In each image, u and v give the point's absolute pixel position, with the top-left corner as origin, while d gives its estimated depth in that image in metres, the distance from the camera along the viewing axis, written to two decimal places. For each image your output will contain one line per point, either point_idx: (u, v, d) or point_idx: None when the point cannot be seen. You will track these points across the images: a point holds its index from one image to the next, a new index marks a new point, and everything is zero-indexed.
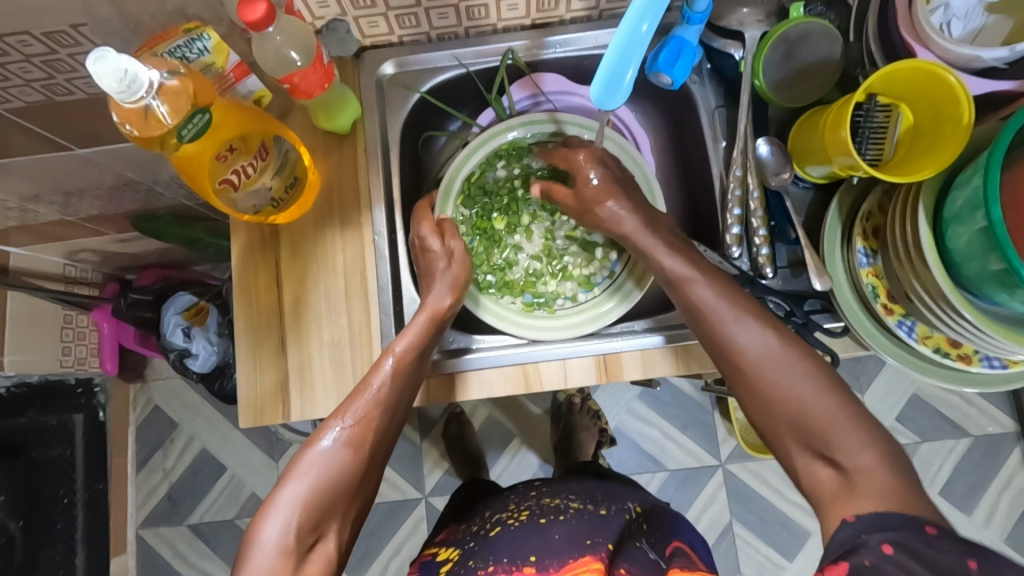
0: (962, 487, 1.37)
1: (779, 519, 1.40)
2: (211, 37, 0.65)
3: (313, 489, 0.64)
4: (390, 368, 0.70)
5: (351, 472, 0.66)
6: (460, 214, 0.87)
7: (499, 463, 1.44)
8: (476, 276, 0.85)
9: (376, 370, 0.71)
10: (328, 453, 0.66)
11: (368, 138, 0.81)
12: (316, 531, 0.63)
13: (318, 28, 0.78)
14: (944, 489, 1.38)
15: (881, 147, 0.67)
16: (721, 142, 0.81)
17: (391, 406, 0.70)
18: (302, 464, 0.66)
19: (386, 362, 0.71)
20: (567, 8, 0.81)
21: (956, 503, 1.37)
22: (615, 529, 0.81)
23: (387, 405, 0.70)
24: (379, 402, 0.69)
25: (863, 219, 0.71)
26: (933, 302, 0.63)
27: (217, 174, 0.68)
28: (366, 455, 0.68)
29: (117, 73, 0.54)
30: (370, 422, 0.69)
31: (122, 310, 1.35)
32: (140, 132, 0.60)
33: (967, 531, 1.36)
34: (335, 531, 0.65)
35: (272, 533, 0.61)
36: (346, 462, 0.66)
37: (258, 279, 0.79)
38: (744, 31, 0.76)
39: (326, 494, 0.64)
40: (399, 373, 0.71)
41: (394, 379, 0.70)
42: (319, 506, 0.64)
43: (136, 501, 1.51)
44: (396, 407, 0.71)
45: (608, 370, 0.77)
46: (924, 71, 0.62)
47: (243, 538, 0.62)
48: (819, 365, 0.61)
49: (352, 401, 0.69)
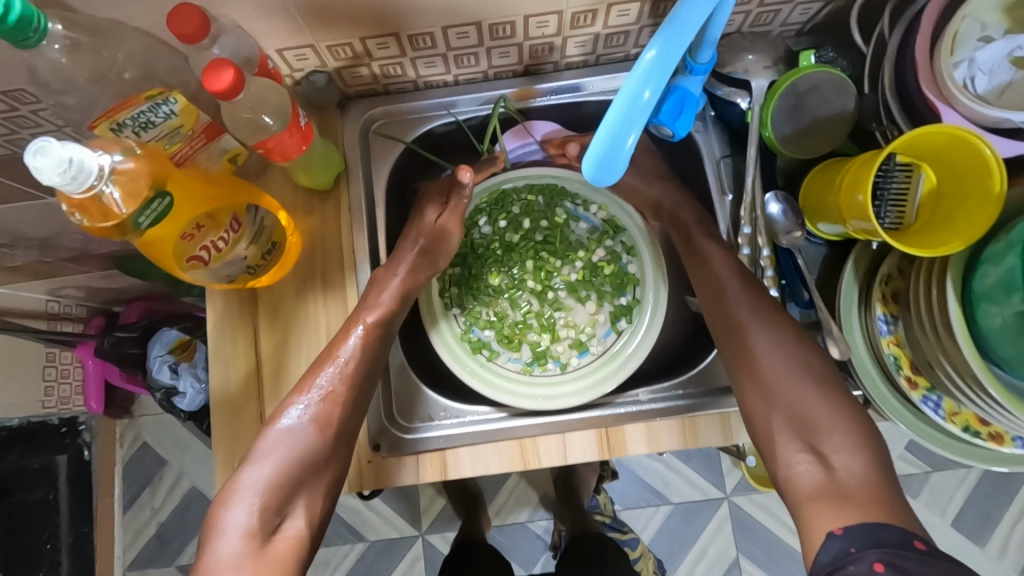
0: (975, 518, 1.32)
1: (787, 553, 1.34)
2: (177, 100, 0.60)
3: (278, 470, 0.62)
4: (361, 334, 0.69)
5: (320, 449, 0.64)
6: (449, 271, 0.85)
7: (496, 501, 1.37)
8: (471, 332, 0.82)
9: (343, 340, 0.68)
10: (292, 429, 0.64)
11: (351, 195, 0.76)
12: (282, 512, 0.61)
13: (296, 79, 0.74)
14: (956, 520, 1.32)
15: (901, 212, 0.62)
16: (727, 196, 0.77)
17: (358, 378, 0.68)
18: (262, 446, 0.63)
19: (358, 329, 0.69)
20: (561, 55, 0.76)
21: (969, 535, 1.32)
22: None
23: (357, 382, 0.68)
24: (345, 376, 0.67)
25: (882, 283, 0.66)
26: (961, 381, 0.58)
27: (184, 253, 0.61)
28: (336, 431, 0.66)
29: (62, 163, 0.48)
30: (337, 397, 0.66)
31: (105, 348, 1.24)
32: (90, 222, 0.54)
33: (979, 563, 1.31)
34: (303, 509, 0.62)
35: (236, 518, 0.59)
36: (314, 441, 0.64)
37: (235, 348, 0.74)
38: (750, 80, 0.71)
39: (292, 473, 0.62)
40: (369, 343, 0.69)
41: (364, 346, 0.69)
42: (284, 487, 0.61)
43: (123, 542, 1.43)
44: (366, 385, 0.69)
45: (611, 444, 0.71)
46: (960, 138, 0.56)
47: (205, 526, 0.60)
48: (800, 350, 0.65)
49: (317, 372, 0.67)
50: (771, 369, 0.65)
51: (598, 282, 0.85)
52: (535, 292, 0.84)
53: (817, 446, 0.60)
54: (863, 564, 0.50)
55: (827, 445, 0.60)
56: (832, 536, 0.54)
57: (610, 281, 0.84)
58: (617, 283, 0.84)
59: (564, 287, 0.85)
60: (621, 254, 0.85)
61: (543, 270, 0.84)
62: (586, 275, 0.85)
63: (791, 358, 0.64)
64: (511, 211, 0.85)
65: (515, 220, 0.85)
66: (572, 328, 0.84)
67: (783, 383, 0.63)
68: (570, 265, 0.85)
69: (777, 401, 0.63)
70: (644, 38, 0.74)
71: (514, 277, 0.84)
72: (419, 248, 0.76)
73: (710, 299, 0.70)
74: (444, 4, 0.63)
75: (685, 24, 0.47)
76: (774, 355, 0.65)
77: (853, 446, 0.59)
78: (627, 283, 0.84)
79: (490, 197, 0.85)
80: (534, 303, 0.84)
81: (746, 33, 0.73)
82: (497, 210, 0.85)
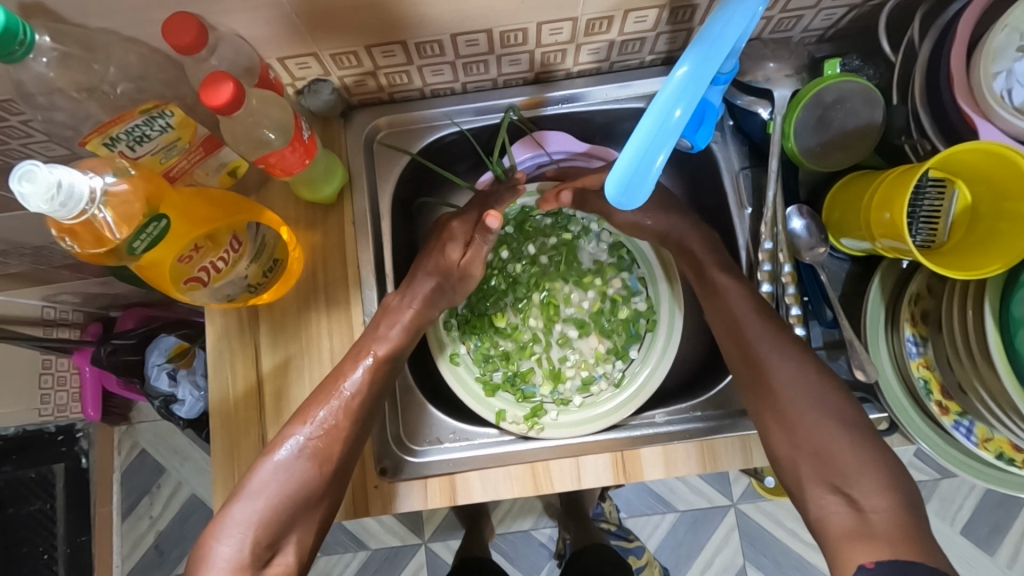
0: (984, 526, 1.28)
1: (795, 563, 1.30)
2: (174, 113, 0.57)
3: (272, 504, 0.59)
4: (369, 366, 0.66)
5: (316, 485, 0.62)
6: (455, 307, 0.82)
7: (500, 507, 1.33)
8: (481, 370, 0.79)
9: (348, 373, 0.65)
10: (287, 462, 0.61)
11: (356, 208, 0.73)
12: (272, 546, 0.59)
13: (299, 88, 0.71)
14: (965, 528, 1.28)
15: (933, 231, 0.60)
16: (747, 209, 0.74)
17: (362, 411, 0.65)
18: (257, 478, 0.60)
19: (366, 362, 0.66)
20: (574, 62, 0.73)
21: (979, 543, 1.28)
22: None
23: (358, 415, 0.65)
24: (348, 410, 0.64)
25: (910, 303, 0.63)
26: (998, 409, 0.55)
27: (182, 275, 0.58)
28: (334, 467, 0.63)
29: (51, 188, 0.45)
30: (339, 432, 0.64)
31: (102, 358, 1.20)
32: (81, 247, 0.51)
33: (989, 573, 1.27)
34: (295, 543, 0.61)
35: (225, 552, 0.57)
36: (309, 476, 0.61)
37: (235, 368, 0.71)
38: (772, 90, 0.69)
39: (286, 509, 0.60)
40: (376, 376, 0.66)
41: (368, 379, 0.66)
42: (276, 523, 0.59)
43: (121, 551, 1.38)
44: (368, 417, 0.66)
45: (626, 469, 0.68)
46: (994, 153, 0.54)
47: (193, 554, 0.58)
48: (818, 369, 0.62)
49: (319, 404, 0.64)
50: (786, 392, 0.62)
51: (608, 319, 0.82)
52: (536, 331, 0.82)
53: (845, 488, 0.57)
54: None
55: (857, 488, 0.57)
56: (863, 569, 0.52)
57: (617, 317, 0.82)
58: (625, 329, 0.81)
59: (577, 316, 0.82)
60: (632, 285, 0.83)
61: (550, 296, 0.82)
62: (597, 305, 0.83)
63: (811, 379, 0.62)
64: (517, 246, 0.83)
65: (518, 249, 0.83)
66: (577, 364, 0.81)
67: (802, 410, 0.61)
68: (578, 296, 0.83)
69: (790, 420, 0.61)
70: (661, 45, 0.71)
71: (522, 316, 0.82)
72: (433, 285, 0.73)
73: (724, 321, 0.68)
74: (457, 12, 0.60)
75: (718, 43, 0.45)
76: (792, 381, 0.62)
77: (881, 485, 0.56)
78: (641, 321, 0.81)
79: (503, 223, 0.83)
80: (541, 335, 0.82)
81: (766, 40, 0.70)
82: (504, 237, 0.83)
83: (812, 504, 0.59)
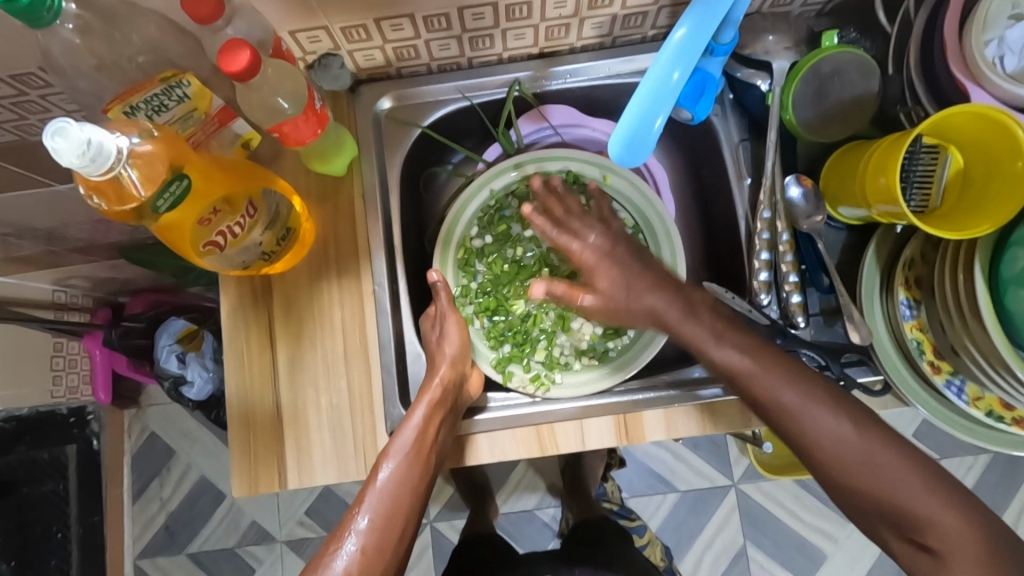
0: None
1: (795, 542, 1.33)
2: (191, 83, 0.60)
3: None
4: (388, 475, 0.63)
5: None
6: (464, 282, 0.81)
7: (504, 486, 1.36)
8: (494, 344, 0.78)
9: (374, 480, 0.63)
10: None
11: (365, 181, 0.76)
12: None
13: (309, 63, 0.73)
14: None
15: (927, 195, 0.62)
16: (746, 179, 0.75)
17: (392, 518, 0.62)
18: None
19: (389, 461, 0.64)
20: (578, 36, 0.75)
21: None
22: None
23: (392, 520, 0.62)
24: (383, 525, 0.61)
25: (905, 267, 0.65)
26: (988, 365, 0.57)
27: (200, 239, 0.60)
28: None
29: (81, 145, 0.48)
30: (376, 556, 0.60)
31: (114, 341, 1.24)
32: (110, 205, 0.54)
33: None
34: None
35: None
36: None
37: (250, 340, 0.73)
38: (772, 61, 0.70)
39: None
40: (401, 474, 0.63)
41: (393, 493, 0.63)
42: None
43: (133, 532, 1.42)
44: (404, 519, 0.63)
45: (628, 431, 0.70)
46: (982, 116, 0.56)
47: None
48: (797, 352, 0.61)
49: (400, 432, 0.64)
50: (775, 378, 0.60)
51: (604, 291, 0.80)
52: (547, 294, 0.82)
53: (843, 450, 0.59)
54: None
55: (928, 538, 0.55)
56: None
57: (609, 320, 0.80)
58: None
59: None
60: None
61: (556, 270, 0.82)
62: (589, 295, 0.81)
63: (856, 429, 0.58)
64: (512, 222, 0.83)
65: (514, 228, 0.83)
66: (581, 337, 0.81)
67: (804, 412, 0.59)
68: None
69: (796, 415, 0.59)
70: (662, 19, 0.73)
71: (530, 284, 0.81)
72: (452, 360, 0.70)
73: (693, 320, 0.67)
74: None
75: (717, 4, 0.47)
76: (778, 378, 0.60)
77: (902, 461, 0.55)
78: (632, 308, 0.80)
79: (491, 209, 0.82)
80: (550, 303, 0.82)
81: (766, 13, 0.71)
82: (495, 220, 0.83)
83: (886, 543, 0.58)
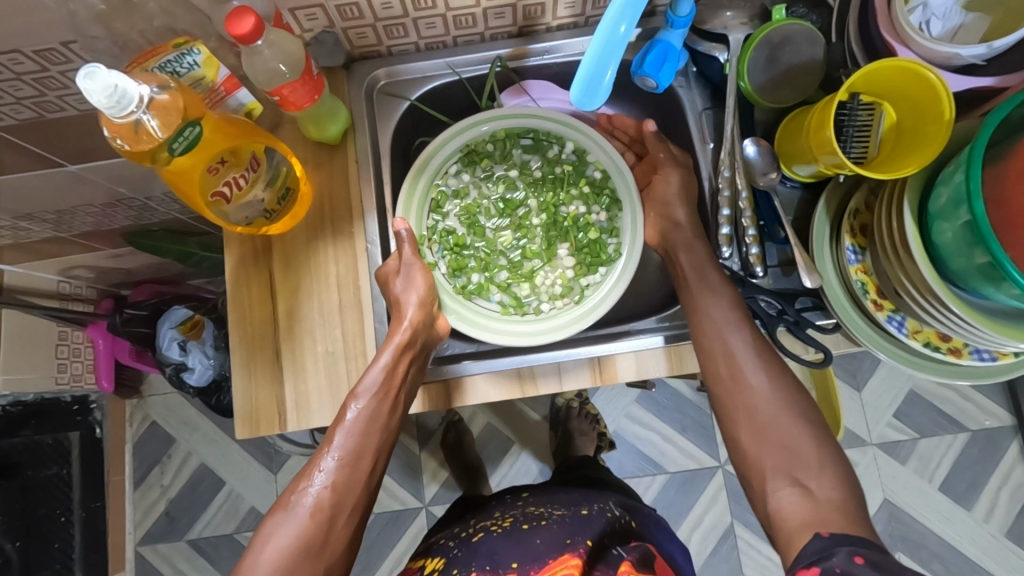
0: (961, 483, 1.36)
1: None
2: (200, 51, 0.66)
3: (283, 548, 0.65)
4: (352, 422, 0.70)
5: (313, 536, 0.66)
6: (431, 222, 0.86)
7: (498, 471, 1.41)
8: (461, 277, 0.86)
9: (339, 423, 0.70)
10: (296, 521, 0.66)
11: (358, 148, 0.82)
12: None
13: (307, 40, 0.79)
14: (943, 485, 1.36)
15: (866, 145, 0.68)
16: (709, 144, 0.82)
17: (354, 457, 0.70)
18: (267, 529, 0.67)
19: (354, 403, 0.70)
20: (552, 16, 0.82)
21: (956, 499, 1.36)
22: (596, 526, 0.86)
23: (354, 457, 0.70)
24: (346, 464, 0.69)
25: (850, 216, 0.72)
26: (921, 298, 0.63)
27: (209, 187, 0.68)
28: (335, 517, 0.68)
29: (108, 88, 0.55)
30: (342, 488, 0.69)
31: (117, 326, 1.29)
32: (131, 146, 0.61)
33: (966, 526, 1.35)
34: None
35: None
36: (308, 530, 0.66)
37: (251, 295, 0.79)
38: (727, 35, 0.77)
39: (293, 552, 0.65)
40: (364, 417, 0.70)
41: (357, 431, 0.70)
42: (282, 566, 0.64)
43: (133, 519, 1.45)
44: (367, 457, 0.70)
45: (603, 373, 0.78)
46: (907, 70, 0.63)
47: None
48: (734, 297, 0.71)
49: (368, 375, 0.71)
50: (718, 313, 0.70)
51: (577, 237, 0.86)
52: (523, 233, 0.87)
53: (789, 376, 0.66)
54: (843, 557, 0.54)
55: (826, 481, 0.62)
56: (819, 537, 0.58)
57: (583, 258, 0.85)
58: (597, 238, 0.85)
59: (556, 227, 0.86)
60: (605, 231, 0.86)
61: (530, 216, 0.87)
62: (565, 236, 0.86)
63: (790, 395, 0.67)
64: (490, 166, 0.88)
65: (492, 168, 0.88)
66: (553, 278, 0.85)
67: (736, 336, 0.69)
68: (559, 236, 0.87)
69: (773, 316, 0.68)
70: None
71: (509, 224, 0.88)
72: (416, 300, 0.75)
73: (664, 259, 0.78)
74: None
75: None
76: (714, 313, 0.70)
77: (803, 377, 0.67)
78: (603, 251, 0.85)
79: (468, 147, 0.86)
80: (523, 241, 0.87)
81: None
82: (476, 157, 0.87)
83: (775, 497, 0.64)
